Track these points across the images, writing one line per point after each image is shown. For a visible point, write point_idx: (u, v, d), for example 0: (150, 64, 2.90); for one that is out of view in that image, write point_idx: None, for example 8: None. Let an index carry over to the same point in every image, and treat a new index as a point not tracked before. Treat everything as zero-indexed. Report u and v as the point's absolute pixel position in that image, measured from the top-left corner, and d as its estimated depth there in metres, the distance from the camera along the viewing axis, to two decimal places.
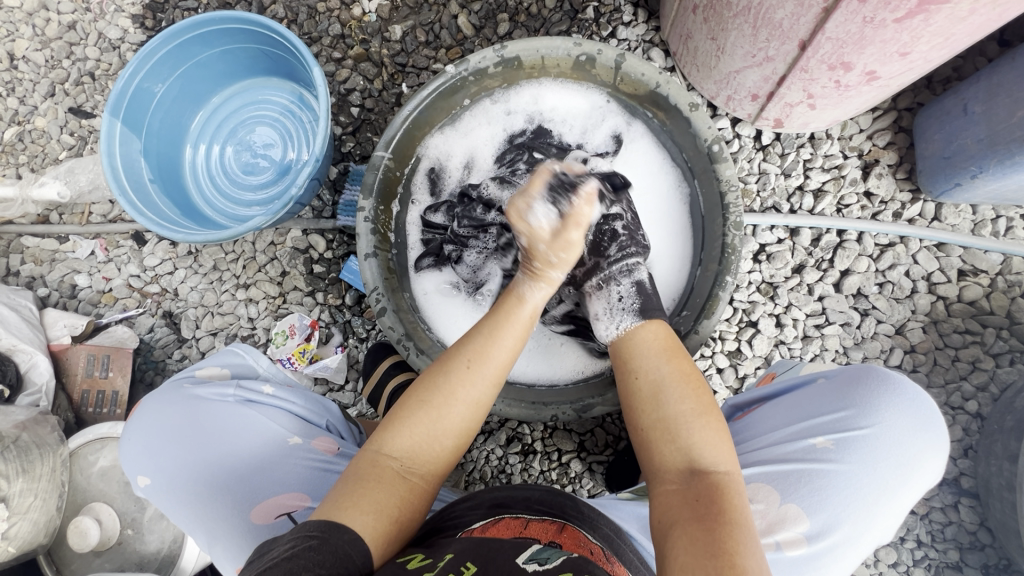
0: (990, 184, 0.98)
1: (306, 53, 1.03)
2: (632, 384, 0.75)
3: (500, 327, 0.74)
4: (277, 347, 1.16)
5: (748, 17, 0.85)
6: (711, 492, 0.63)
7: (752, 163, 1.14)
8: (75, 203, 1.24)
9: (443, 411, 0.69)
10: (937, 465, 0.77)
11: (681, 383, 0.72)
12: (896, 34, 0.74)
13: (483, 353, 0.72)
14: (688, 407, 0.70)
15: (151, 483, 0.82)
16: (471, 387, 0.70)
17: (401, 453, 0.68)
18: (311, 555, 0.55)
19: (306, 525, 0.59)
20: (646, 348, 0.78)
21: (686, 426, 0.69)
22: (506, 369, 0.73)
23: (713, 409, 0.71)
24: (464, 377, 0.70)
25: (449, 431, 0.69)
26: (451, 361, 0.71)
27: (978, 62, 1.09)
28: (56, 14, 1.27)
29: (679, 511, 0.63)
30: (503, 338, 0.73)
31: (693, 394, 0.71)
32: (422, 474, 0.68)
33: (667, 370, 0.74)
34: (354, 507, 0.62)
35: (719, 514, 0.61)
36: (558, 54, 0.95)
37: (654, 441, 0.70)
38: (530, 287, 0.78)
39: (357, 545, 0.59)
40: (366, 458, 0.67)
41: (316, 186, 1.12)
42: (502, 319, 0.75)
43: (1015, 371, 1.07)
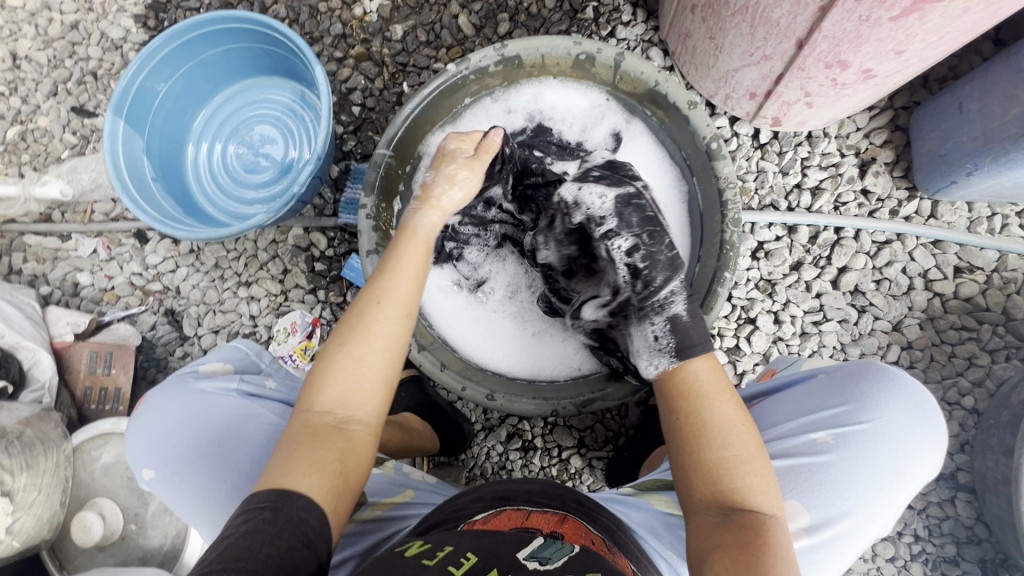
0: (985, 181, 0.99)
1: (308, 52, 1.04)
2: (674, 422, 0.70)
3: (400, 262, 0.74)
4: (279, 343, 1.18)
5: (746, 15, 0.86)
6: (753, 529, 0.61)
7: (750, 161, 1.15)
8: (77, 202, 1.25)
9: (361, 352, 0.67)
10: (935, 459, 0.78)
11: (731, 425, 0.68)
12: (892, 32, 0.75)
13: (388, 286, 0.71)
14: (737, 449, 0.66)
15: (155, 475, 0.83)
16: (385, 319, 0.68)
17: (332, 404, 0.65)
18: (267, 528, 0.56)
19: (253, 498, 0.58)
20: (700, 385, 0.73)
21: (733, 466, 0.65)
22: (416, 298, 0.72)
23: (760, 447, 0.67)
24: (374, 313, 0.68)
25: (375, 369, 0.67)
26: (358, 304, 0.70)
27: (973, 61, 1.10)
28: (59, 14, 1.28)
29: (720, 544, 0.60)
30: (405, 269, 0.73)
31: (743, 433, 0.67)
32: (361, 418, 0.66)
33: (715, 407, 0.69)
34: (295, 467, 0.61)
35: (763, 550, 0.59)
36: (558, 53, 0.96)
37: (696, 479, 0.66)
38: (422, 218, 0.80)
39: (312, 510, 0.59)
40: (299, 420, 0.65)
41: (317, 184, 1.13)
42: (400, 253, 0.74)
43: (1011, 366, 1.08)
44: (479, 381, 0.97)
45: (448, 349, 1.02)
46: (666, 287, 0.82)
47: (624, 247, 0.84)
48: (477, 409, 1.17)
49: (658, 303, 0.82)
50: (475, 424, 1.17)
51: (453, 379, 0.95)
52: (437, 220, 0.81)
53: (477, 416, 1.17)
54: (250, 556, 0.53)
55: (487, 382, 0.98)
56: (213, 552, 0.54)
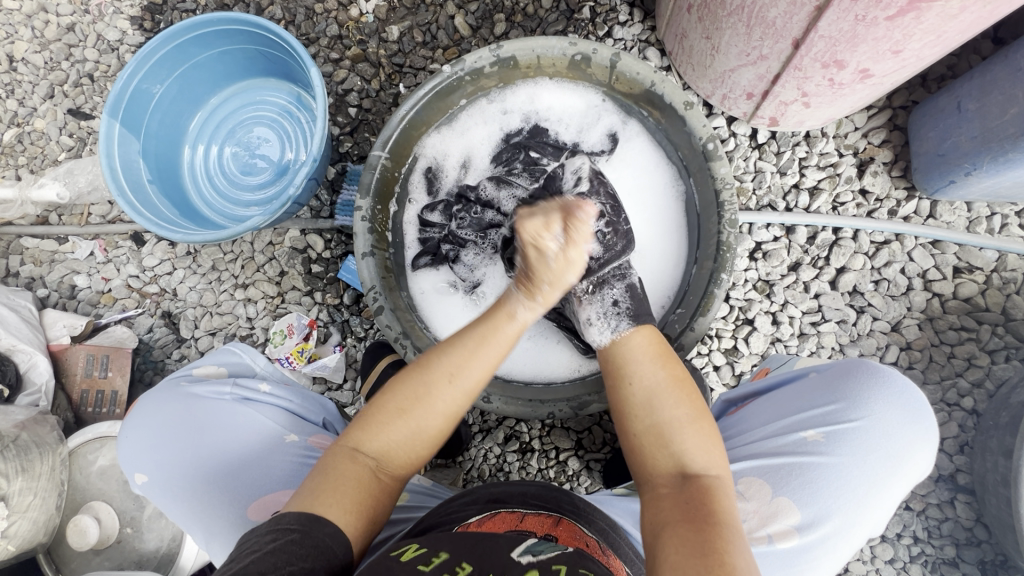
0: (984, 181, 0.98)
1: (304, 53, 1.03)
2: (622, 393, 0.74)
3: (483, 345, 0.70)
4: (275, 346, 1.17)
5: (742, 15, 0.85)
6: (702, 496, 0.63)
7: (748, 161, 1.15)
8: (74, 204, 1.25)
9: (421, 416, 0.68)
10: (928, 457, 0.78)
11: (676, 392, 0.72)
12: (888, 32, 0.74)
13: (460, 370, 0.69)
14: (682, 415, 0.69)
15: (148, 480, 0.82)
16: (453, 393, 0.68)
17: (375, 453, 0.67)
18: (293, 549, 0.56)
19: (284, 517, 0.59)
20: (638, 357, 0.77)
21: (679, 433, 0.68)
22: (481, 385, 0.71)
23: (705, 416, 0.71)
24: (444, 388, 0.68)
25: (423, 436, 0.68)
26: (433, 372, 0.68)
27: (972, 60, 1.09)
28: (55, 15, 1.28)
29: (667, 510, 0.63)
30: (482, 357, 0.70)
31: (687, 401, 0.71)
32: (397, 468, 0.68)
33: (660, 376, 0.73)
34: (328, 500, 0.62)
35: (709, 514, 0.61)
36: (554, 54, 0.96)
37: (647, 446, 0.69)
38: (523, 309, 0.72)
39: (338, 538, 0.60)
40: (341, 455, 0.67)
41: (313, 186, 1.13)
42: (484, 338, 0.70)
43: (1011, 367, 1.07)
44: None
45: None
46: (622, 258, 0.89)
47: (592, 217, 0.90)
48: (475, 411, 1.16)
49: (617, 274, 0.88)
50: (472, 426, 1.16)
51: None
52: (530, 310, 0.72)
53: (474, 418, 1.16)
54: (275, 572, 0.53)
55: (483, 384, 0.98)
56: (237, 565, 0.54)
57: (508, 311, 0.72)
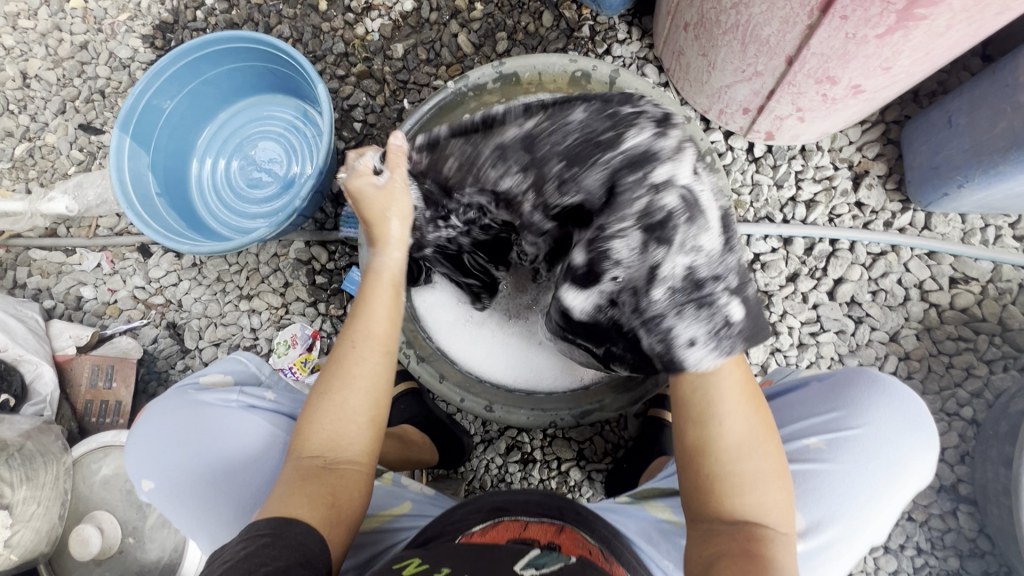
0: (976, 193, 1.00)
1: (311, 70, 1.06)
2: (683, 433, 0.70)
3: (373, 303, 0.76)
4: (279, 356, 1.19)
5: (736, 33, 0.88)
6: (759, 545, 0.62)
7: (745, 174, 1.17)
8: (82, 217, 1.27)
9: (342, 393, 0.71)
10: (928, 462, 0.78)
11: (746, 433, 0.67)
12: (878, 49, 0.77)
13: (363, 332, 0.74)
14: (752, 467, 0.66)
15: (155, 486, 0.83)
16: (363, 361, 0.73)
17: (321, 447, 0.69)
18: (266, 552, 0.58)
19: (253, 527, 0.62)
20: (720, 398, 0.68)
21: (750, 485, 0.66)
22: (392, 337, 0.76)
23: (781, 472, 0.68)
24: (353, 357, 0.73)
25: (358, 410, 0.71)
26: (337, 351, 0.74)
27: (962, 75, 1.12)
28: (69, 34, 1.31)
29: (724, 557, 0.62)
30: (376, 312, 0.76)
31: (769, 452, 0.67)
32: (353, 456, 0.70)
33: (751, 420, 0.68)
34: (288, 504, 0.64)
35: (763, 566, 0.61)
36: (555, 70, 0.99)
37: (715, 491, 0.66)
38: (386, 258, 0.79)
39: (310, 535, 0.62)
40: (292, 464, 0.69)
41: (319, 199, 1.16)
42: (370, 298, 0.77)
43: (1009, 377, 1.08)
44: (479, 393, 0.98)
45: (450, 361, 1.03)
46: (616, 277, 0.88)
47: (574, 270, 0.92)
48: (477, 421, 1.17)
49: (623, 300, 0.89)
50: (474, 436, 1.17)
51: (451, 391, 1.00)
52: (400, 256, 0.80)
53: (476, 428, 1.17)
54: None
55: (486, 393, 1.01)
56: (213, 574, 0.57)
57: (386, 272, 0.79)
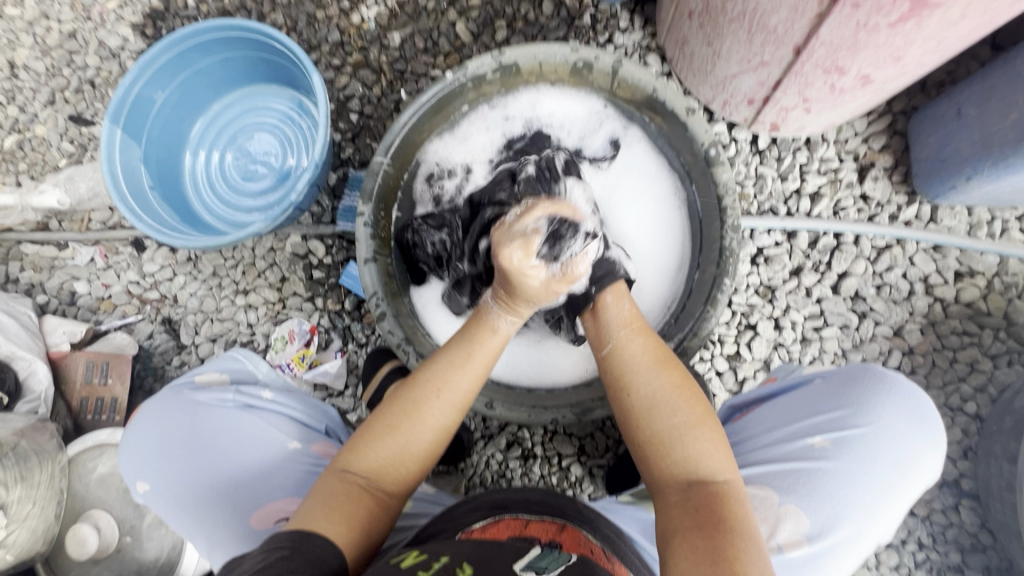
0: (985, 185, 0.98)
1: (306, 60, 1.03)
2: (625, 402, 0.76)
3: (468, 357, 0.77)
4: (276, 352, 1.17)
5: (743, 22, 0.86)
6: (711, 500, 0.65)
7: (749, 166, 1.15)
8: (74, 211, 1.25)
9: (408, 434, 0.72)
10: (935, 461, 0.77)
11: (668, 391, 0.74)
12: (889, 39, 0.75)
13: (449, 379, 0.75)
14: (682, 419, 0.72)
15: (150, 488, 0.81)
16: (437, 410, 0.73)
17: (366, 472, 0.70)
18: (286, 563, 0.56)
19: (276, 538, 0.60)
20: (632, 362, 0.79)
21: (682, 438, 0.71)
22: (469, 396, 0.76)
23: (707, 418, 0.73)
24: (428, 401, 0.73)
25: (414, 452, 0.72)
26: (417, 389, 0.74)
27: (971, 65, 1.10)
28: (57, 23, 1.28)
29: (682, 525, 0.64)
30: (469, 368, 0.77)
31: (687, 403, 0.73)
32: (391, 491, 0.71)
33: (658, 380, 0.76)
34: (319, 518, 0.64)
35: (720, 519, 0.63)
36: (555, 60, 0.96)
37: (652, 454, 0.72)
38: (501, 322, 0.80)
39: (330, 551, 0.61)
40: (332, 476, 0.69)
41: (315, 192, 1.13)
42: (469, 350, 0.78)
43: (1014, 372, 1.07)
44: (479, 390, 0.97)
45: None
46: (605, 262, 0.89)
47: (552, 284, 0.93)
48: (477, 417, 1.16)
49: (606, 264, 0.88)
50: (474, 432, 1.16)
51: None
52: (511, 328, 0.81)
53: (476, 424, 1.16)
54: None
55: (486, 390, 0.98)
56: None
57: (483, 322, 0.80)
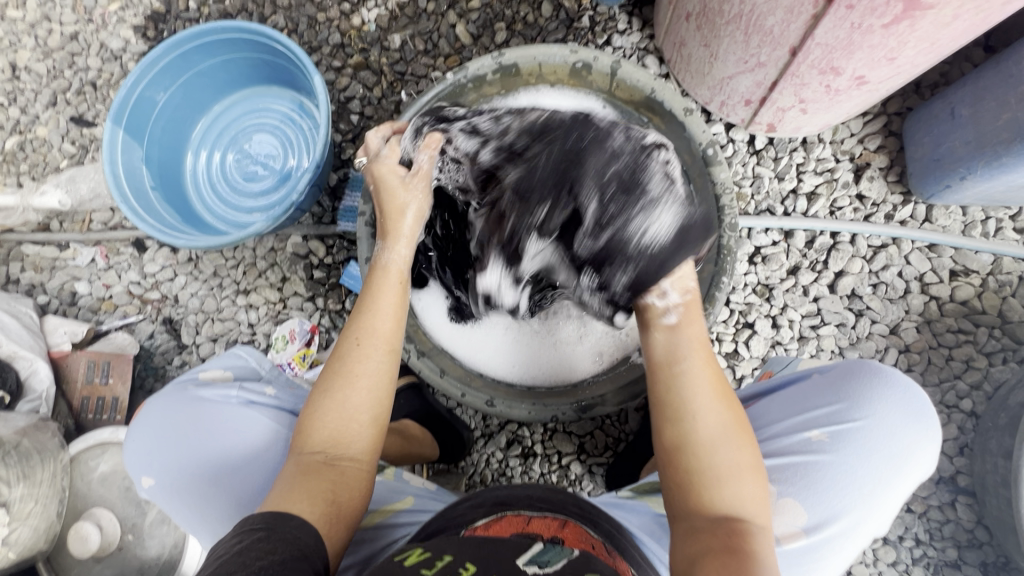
0: (978, 185, 0.99)
1: (307, 61, 1.04)
2: (673, 434, 0.71)
3: (377, 300, 0.79)
4: (277, 351, 1.18)
5: (739, 23, 0.87)
6: (739, 536, 0.63)
7: (746, 167, 1.16)
8: (75, 211, 1.25)
9: (347, 392, 0.71)
10: (930, 454, 0.78)
11: (721, 432, 0.70)
12: (883, 39, 0.76)
13: (366, 328, 0.76)
14: (730, 463, 0.68)
15: (153, 484, 0.82)
16: (365, 360, 0.74)
17: (323, 443, 0.69)
18: (262, 545, 0.57)
19: (247, 521, 0.61)
20: (690, 398, 0.73)
21: (729, 481, 0.68)
22: (394, 336, 0.77)
23: (756, 462, 0.70)
24: (356, 355, 0.74)
25: (361, 408, 0.71)
26: (342, 348, 0.74)
27: (965, 67, 1.12)
28: (58, 25, 1.29)
29: (707, 551, 0.62)
30: (383, 310, 0.78)
31: (738, 447, 0.69)
32: (354, 454, 0.70)
33: (713, 418, 0.71)
34: (285, 499, 0.64)
35: (749, 558, 0.61)
36: (555, 61, 0.97)
37: (695, 487, 0.68)
38: (393, 253, 0.84)
39: (305, 529, 0.61)
40: (292, 459, 0.69)
41: (316, 192, 1.14)
42: (375, 295, 0.80)
43: (1008, 369, 1.08)
44: (479, 388, 0.99)
45: (449, 356, 1.03)
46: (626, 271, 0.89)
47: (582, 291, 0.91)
48: (477, 416, 1.16)
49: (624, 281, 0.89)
50: (474, 431, 1.16)
51: (451, 385, 0.97)
52: (407, 252, 0.84)
53: (476, 423, 1.16)
54: (242, 569, 0.54)
55: (486, 387, 0.99)
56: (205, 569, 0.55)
57: (391, 266, 0.83)
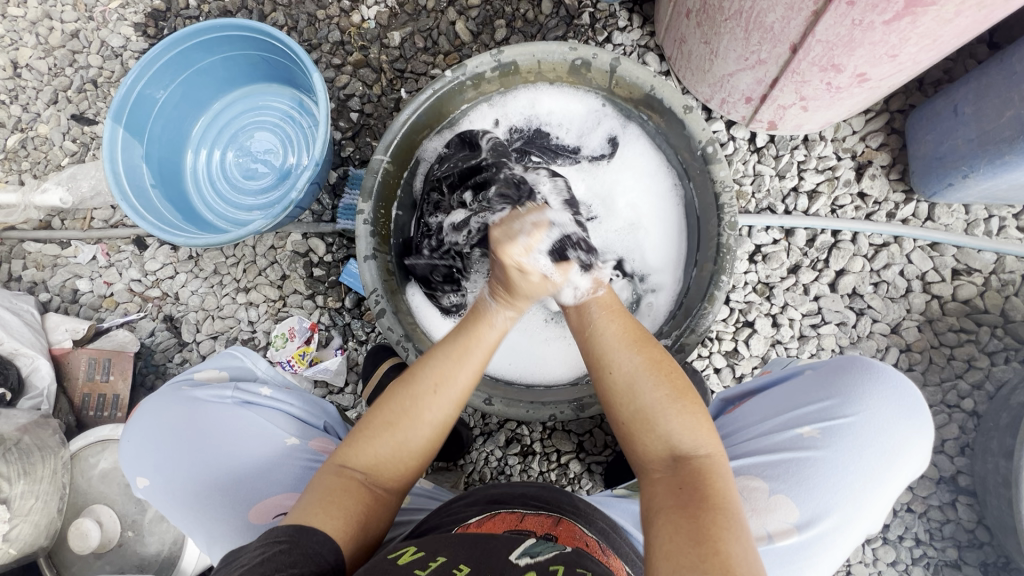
0: (981, 183, 0.98)
1: (306, 59, 1.04)
2: (605, 380, 0.73)
3: (468, 353, 0.74)
4: (277, 349, 1.17)
5: (740, 20, 0.86)
6: (693, 479, 0.62)
7: (747, 165, 1.15)
8: (76, 209, 1.26)
9: (406, 433, 0.70)
10: (923, 449, 0.78)
11: (642, 370, 0.71)
12: (885, 36, 0.75)
13: (448, 377, 0.72)
14: (662, 395, 0.69)
15: (151, 483, 0.82)
16: (435, 408, 0.71)
17: (364, 468, 0.69)
18: (281, 558, 0.58)
19: (273, 531, 0.61)
20: (607, 340, 0.75)
21: (661, 414, 0.68)
22: (468, 392, 0.74)
23: (687, 393, 0.70)
24: (428, 401, 0.70)
25: (414, 451, 0.70)
26: (415, 388, 0.71)
27: (968, 64, 1.11)
28: (59, 22, 1.29)
29: (664, 505, 0.61)
30: (468, 364, 0.73)
31: (664, 379, 0.70)
32: (389, 487, 0.70)
33: (637, 357, 0.72)
34: (317, 513, 0.64)
35: (702, 499, 0.60)
36: (554, 58, 0.97)
37: (635, 435, 0.69)
38: (498, 314, 0.78)
39: (327, 545, 0.61)
40: (329, 469, 0.69)
41: (316, 190, 1.14)
42: (467, 344, 0.74)
43: (1010, 369, 1.07)
44: (478, 386, 0.98)
45: None
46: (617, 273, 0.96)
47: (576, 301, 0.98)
48: (476, 414, 1.16)
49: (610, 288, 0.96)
50: (474, 429, 1.17)
51: None
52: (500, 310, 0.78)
53: (475, 421, 1.16)
54: None
55: (484, 386, 0.99)
56: None
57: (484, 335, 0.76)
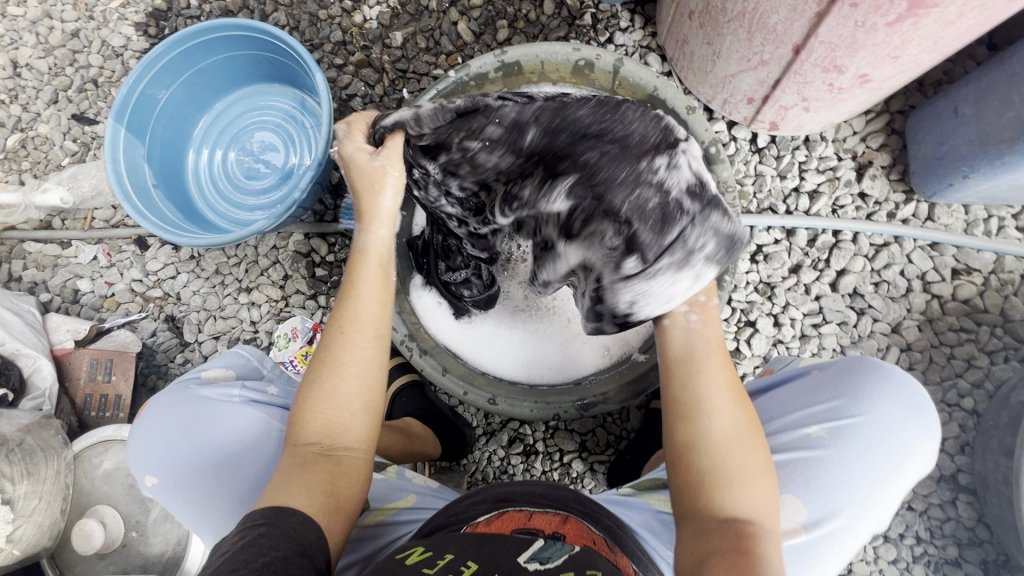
0: (981, 183, 0.99)
1: (310, 59, 1.04)
2: (680, 433, 0.71)
3: (360, 284, 0.75)
4: (280, 349, 1.17)
5: (743, 21, 0.86)
6: (749, 538, 0.63)
7: (748, 165, 1.16)
8: (77, 209, 1.25)
9: (337, 383, 0.70)
10: (929, 450, 0.79)
11: (730, 434, 0.69)
12: (888, 38, 0.76)
13: (353, 316, 0.73)
14: (743, 464, 0.67)
15: (158, 482, 0.82)
16: (354, 347, 0.71)
17: (318, 435, 0.68)
18: (263, 541, 0.58)
19: (250, 517, 0.61)
20: (699, 394, 0.72)
21: (738, 479, 0.66)
22: (382, 321, 0.74)
23: (765, 466, 0.69)
24: (342, 342, 0.71)
25: (354, 399, 0.70)
26: (325, 336, 0.72)
27: (967, 65, 1.11)
28: (60, 22, 1.29)
29: (718, 549, 0.62)
30: (367, 293, 0.74)
31: (748, 449, 0.68)
32: (351, 442, 0.69)
33: (721, 417, 0.70)
34: (285, 490, 0.64)
35: (758, 557, 0.61)
36: (557, 59, 0.97)
37: (703, 487, 0.67)
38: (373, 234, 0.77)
39: (307, 523, 0.62)
40: (289, 452, 0.68)
41: (318, 190, 1.14)
42: (355, 279, 0.75)
43: (1010, 367, 1.08)
44: (482, 385, 0.99)
45: (451, 354, 1.03)
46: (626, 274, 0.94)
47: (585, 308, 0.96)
48: (479, 414, 1.17)
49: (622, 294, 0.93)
50: (476, 428, 1.17)
51: (454, 383, 0.98)
52: (387, 232, 0.78)
53: (478, 420, 1.17)
54: (245, 565, 0.56)
55: (488, 386, 0.99)
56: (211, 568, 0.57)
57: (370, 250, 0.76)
